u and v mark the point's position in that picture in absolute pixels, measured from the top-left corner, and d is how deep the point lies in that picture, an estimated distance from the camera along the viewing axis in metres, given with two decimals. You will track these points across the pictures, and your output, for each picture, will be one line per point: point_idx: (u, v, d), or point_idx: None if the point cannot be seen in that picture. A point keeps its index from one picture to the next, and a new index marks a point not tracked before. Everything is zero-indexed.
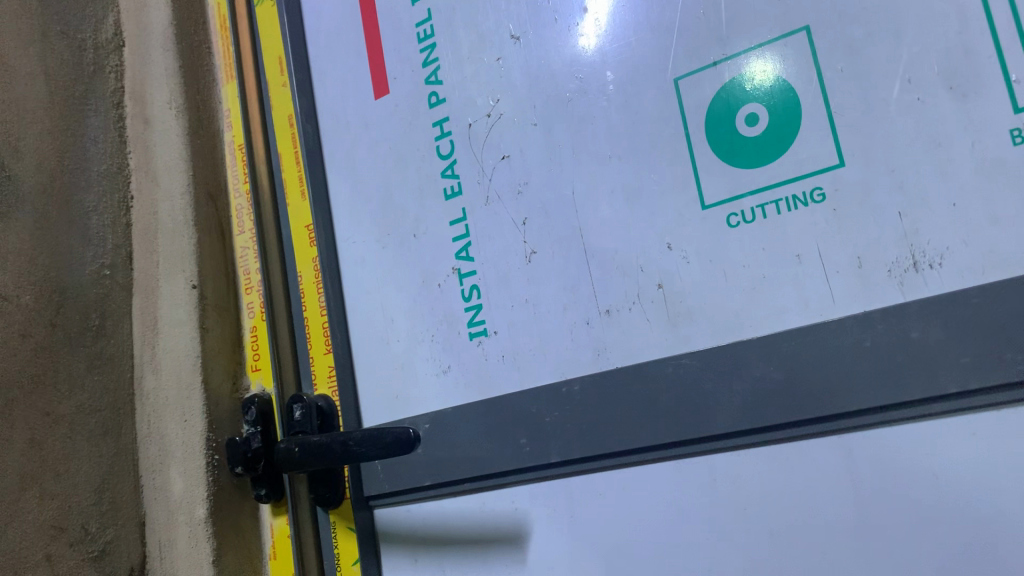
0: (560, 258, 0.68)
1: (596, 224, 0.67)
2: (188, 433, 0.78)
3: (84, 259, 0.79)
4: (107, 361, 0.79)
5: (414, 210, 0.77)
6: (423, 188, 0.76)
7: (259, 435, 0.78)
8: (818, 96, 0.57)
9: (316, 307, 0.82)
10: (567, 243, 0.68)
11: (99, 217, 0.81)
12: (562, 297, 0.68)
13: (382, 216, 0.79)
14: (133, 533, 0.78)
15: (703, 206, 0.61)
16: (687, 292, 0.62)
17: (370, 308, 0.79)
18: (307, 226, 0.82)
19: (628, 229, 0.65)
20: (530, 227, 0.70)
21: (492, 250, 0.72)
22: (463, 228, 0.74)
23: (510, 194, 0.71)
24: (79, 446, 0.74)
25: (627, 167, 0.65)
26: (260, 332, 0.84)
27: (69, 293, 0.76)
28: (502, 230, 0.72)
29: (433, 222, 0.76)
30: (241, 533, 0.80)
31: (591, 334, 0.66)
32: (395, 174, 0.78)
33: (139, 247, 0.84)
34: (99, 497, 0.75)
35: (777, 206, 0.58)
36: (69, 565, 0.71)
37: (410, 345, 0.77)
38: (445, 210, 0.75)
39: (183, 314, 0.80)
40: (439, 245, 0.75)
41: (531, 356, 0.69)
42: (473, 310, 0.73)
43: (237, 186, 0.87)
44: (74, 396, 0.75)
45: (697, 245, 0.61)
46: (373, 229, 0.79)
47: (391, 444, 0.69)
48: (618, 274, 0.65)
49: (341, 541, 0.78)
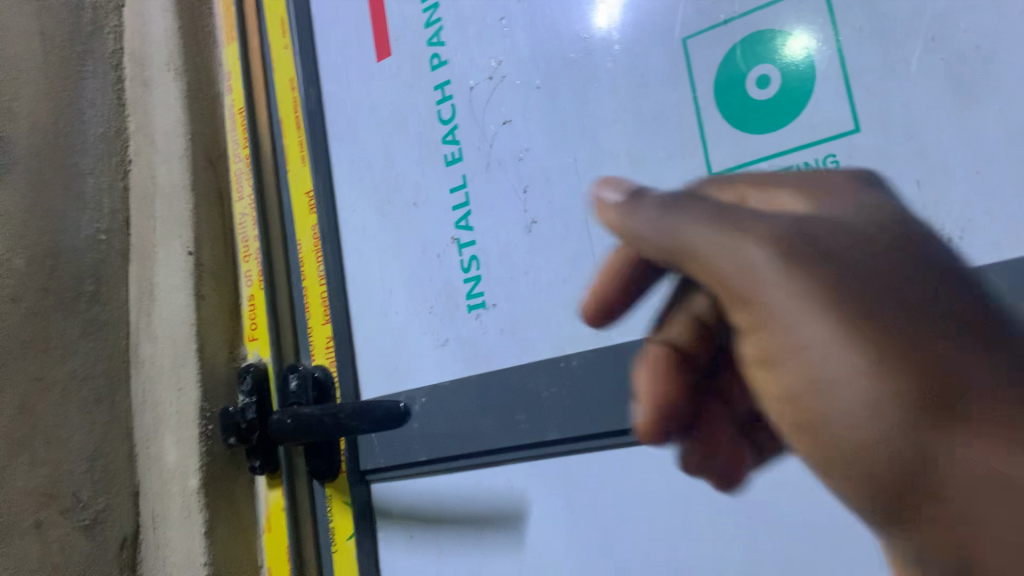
0: (560, 226, 0.65)
1: None
2: (182, 401, 0.76)
3: (78, 224, 0.77)
4: (102, 328, 0.78)
5: (415, 176, 0.74)
6: (424, 153, 0.74)
7: (254, 406, 0.76)
8: (833, 57, 0.53)
9: (315, 275, 0.80)
10: (569, 211, 0.65)
11: (95, 180, 0.79)
12: (562, 268, 0.65)
13: (383, 183, 0.76)
14: (126, 503, 0.77)
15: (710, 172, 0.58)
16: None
17: (369, 278, 0.77)
18: (308, 194, 0.80)
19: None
20: (532, 194, 0.67)
21: (492, 219, 0.69)
22: (463, 196, 0.71)
23: (511, 160, 0.68)
24: (70, 414, 0.73)
25: (633, 132, 0.62)
26: (257, 301, 0.81)
27: (63, 257, 0.75)
28: (503, 197, 0.69)
29: (434, 190, 0.73)
30: (235, 504, 0.78)
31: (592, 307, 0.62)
32: (397, 139, 0.76)
33: (136, 212, 0.82)
34: (92, 465, 0.74)
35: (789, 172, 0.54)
36: (60, 533, 0.70)
37: (409, 317, 0.74)
38: (445, 176, 0.72)
39: (180, 280, 0.78)
40: (439, 213, 0.72)
41: (530, 328, 0.66)
42: (472, 282, 0.70)
43: (237, 150, 0.84)
44: (68, 362, 0.74)
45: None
46: (373, 197, 0.77)
47: (381, 418, 0.70)
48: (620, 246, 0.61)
49: (336, 516, 0.76)
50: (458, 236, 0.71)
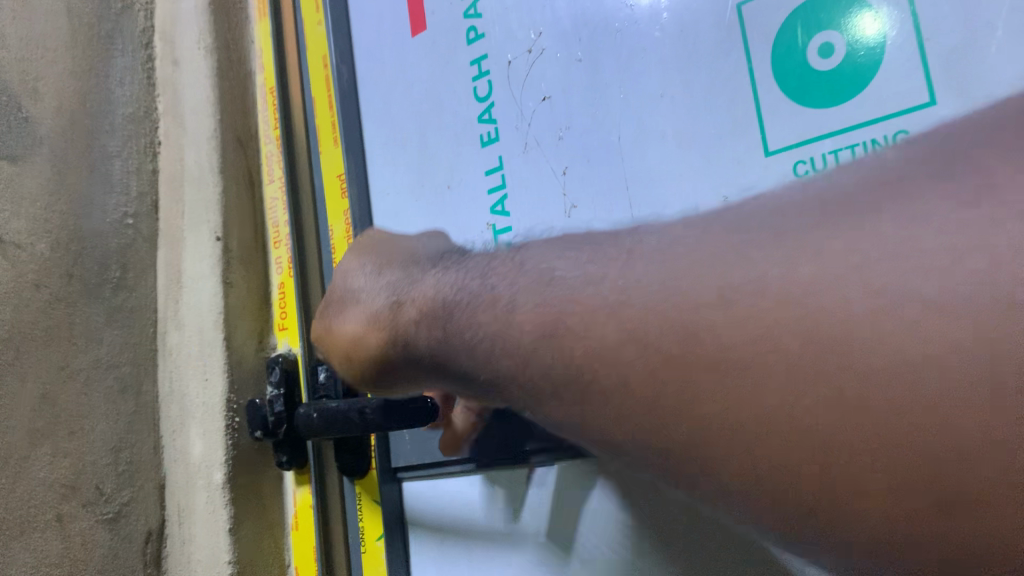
0: (603, 213, 0.60)
1: (643, 172, 0.58)
2: (208, 393, 0.73)
3: (105, 207, 0.75)
4: (129, 315, 0.75)
5: (449, 157, 0.70)
6: (459, 134, 0.69)
7: (282, 398, 0.72)
8: (907, 18, 0.47)
9: None
10: (612, 193, 0.60)
11: (123, 162, 0.77)
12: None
13: (416, 165, 0.72)
14: (151, 496, 0.75)
15: (766, 152, 0.53)
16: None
17: None
18: (340, 176, 0.76)
19: (680, 181, 0.56)
20: (572, 176, 0.62)
21: (530, 204, 0.64)
22: (499, 178, 0.66)
23: (550, 140, 0.64)
24: (95, 403, 0.71)
25: (682, 108, 0.56)
26: (287, 289, 0.78)
27: (89, 242, 0.73)
28: (542, 180, 0.64)
29: (469, 171, 0.69)
30: (262, 501, 0.75)
31: None
32: (431, 119, 0.71)
33: (165, 196, 0.79)
34: (116, 457, 0.72)
35: (854, 151, 0.49)
36: (82, 527, 0.68)
37: None
38: (481, 158, 0.68)
39: (206, 268, 0.75)
40: (475, 197, 0.68)
41: None
42: None
43: (269, 132, 0.80)
44: (92, 350, 0.71)
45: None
46: (407, 181, 0.73)
47: (409, 412, 0.61)
48: None
49: (366, 514, 0.73)
50: (495, 222, 0.67)
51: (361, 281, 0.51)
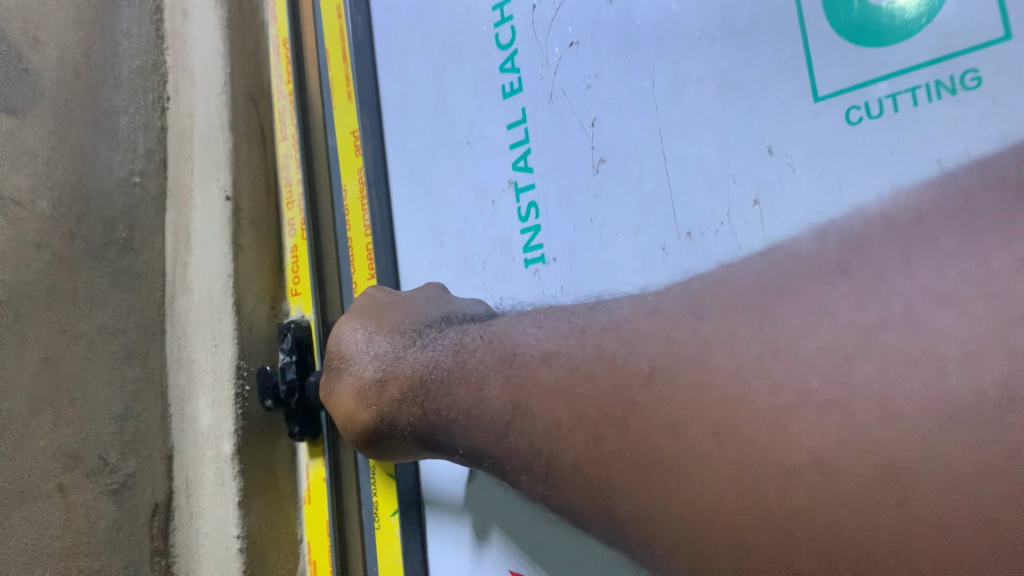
0: (633, 169, 0.54)
1: (678, 122, 0.52)
2: (217, 360, 0.70)
3: (111, 164, 0.71)
4: (135, 278, 0.71)
5: (469, 111, 0.65)
6: (480, 85, 0.64)
7: (294, 366, 0.69)
8: None
9: (360, 225, 0.71)
10: (644, 146, 0.54)
11: (130, 118, 0.73)
12: (635, 215, 0.54)
13: (434, 120, 0.67)
14: (159, 468, 0.71)
15: (815, 98, 0.45)
16: (790, 199, 0.46)
17: (418, 228, 0.68)
18: (354, 134, 0.72)
19: (717, 131, 0.50)
20: (600, 129, 0.57)
21: (556, 159, 0.59)
22: (523, 133, 0.61)
23: (577, 90, 0.58)
24: (99, 369, 0.67)
25: (722, 50, 0.50)
26: (300, 252, 0.74)
27: (93, 200, 0.69)
28: (568, 133, 0.58)
29: (490, 126, 0.64)
30: (273, 475, 0.71)
31: (668, 262, 0.52)
32: (451, 71, 0.66)
33: (174, 154, 0.76)
34: (121, 426, 0.68)
35: (913, 95, 0.41)
36: (85, 498, 0.65)
37: (460, 273, 0.66)
38: (503, 111, 0.63)
39: (216, 228, 0.71)
40: (496, 154, 0.63)
41: (594, 284, 0.56)
42: (530, 232, 0.61)
43: (281, 87, 0.77)
44: (96, 314, 0.68)
45: (805, 146, 0.46)
46: (423, 136, 0.68)
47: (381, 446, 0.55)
48: (703, 187, 0.50)
49: (381, 488, 0.66)
50: (516, 178, 0.62)
51: (353, 344, 0.56)
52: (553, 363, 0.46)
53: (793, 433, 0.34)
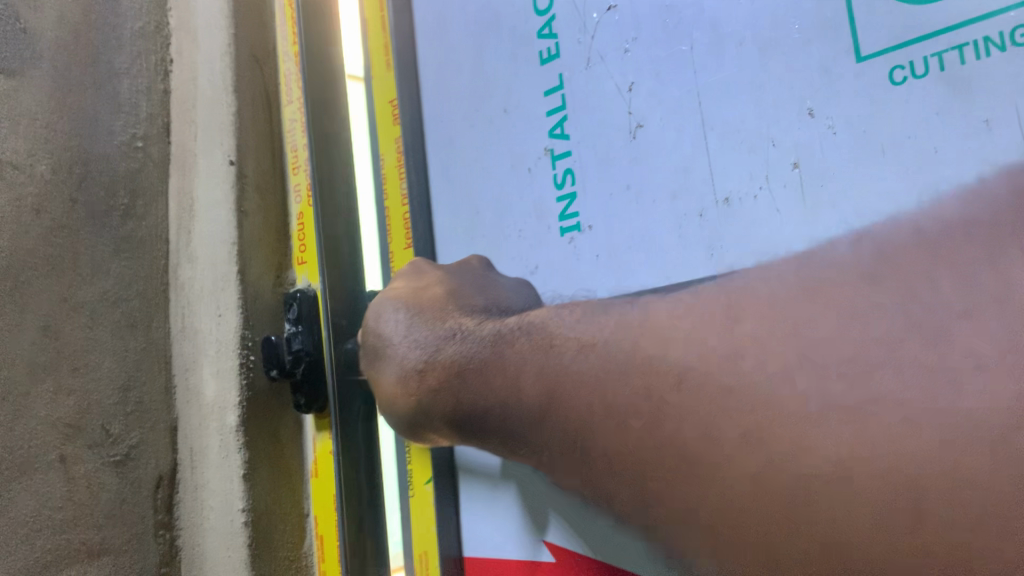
0: (672, 132, 0.52)
1: (719, 86, 0.50)
2: (223, 329, 0.68)
3: (111, 129, 0.69)
4: (136, 245, 0.69)
5: (506, 79, 0.64)
6: (517, 52, 0.63)
7: (301, 335, 0.68)
8: None
9: (397, 193, 0.73)
10: (684, 111, 0.52)
11: (131, 81, 0.71)
12: (671, 181, 0.52)
13: (472, 87, 0.67)
14: (163, 440, 0.70)
15: (858, 59, 0.43)
16: (830, 161, 0.44)
17: (456, 195, 0.69)
18: (392, 102, 0.73)
19: (758, 93, 0.48)
20: (638, 93, 0.54)
21: (592, 126, 0.58)
22: (559, 99, 0.60)
23: (615, 54, 0.56)
24: (99, 338, 0.66)
25: (763, 10, 0.47)
26: (307, 218, 0.72)
27: (93, 165, 0.67)
28: (606, 98, 0.56)
29: (526, 92, 0.62)
30: (279, 447, 0.70)
31: (705, 228, 0.50)
32: (488, 38, 0.66)
33: (176, 116, 0.73)
34: (124, 397, 0.67)
35: (960, 53, 0.39)
36: (86, 470, 0.63)
37: (495, 241, 0.65)
38: (539, 77, 0.61)
39: (220, 194, 0.69)
40: (532, 121, 0.62)
41: (630, 253, 0.55)
42: (565, 200, 0.60)
43: (286, 48, 0.75)
44: (98, 282, 0.66)
45: (852, 108, 0.43)
46: (460, 103, 0.68)
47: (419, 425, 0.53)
48: (744, 151, 0.48)
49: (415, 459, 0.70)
50: (553, 146, 0.61)
51: (392, 327, 0.53)
52: (580, 356, 0.42)
53: (807, 449, 0.31)
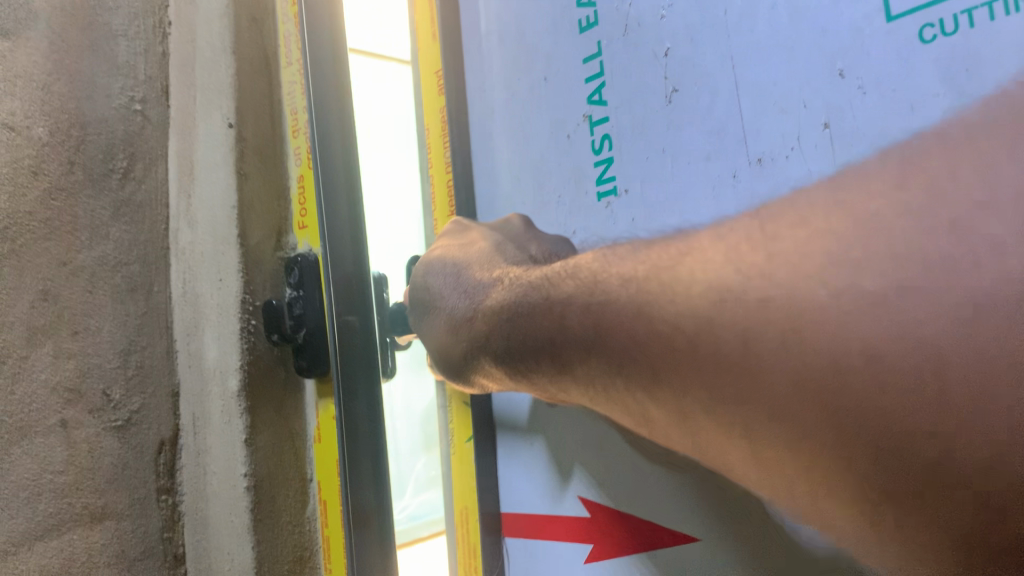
0: (706, 97, 0.54)
1: (751, 49, 0.51)
2: (223, 294, 0.68)
3: (109, 91, 0.68)
4: (136, 209, 0.69)
5: (546, 48, 0.70)
6: (558, 20, 0.67)
7: (301, 301, 0.68)
8: None
9: (441, 160, 0.81)
10: (715, 76, 0.54)
11: (129, 43, 0.70)
12: (706, 143, 0.54)
13: (517, 57, 0.73)
14: (164, 406, 0.69)
15: (888, 18, 0.43)
16: (774, 141, 0.50)
17: (499, 157, 0.77)
18: (437, 75, 0.81)
19: (789, 55, 0.49)
20: (673, 60, 0.57)
21: (629, 93, 0.61)
22: (597, 67, 0.64)
23: (652, 20, 0.58)
24: (101, 303, 0.65)
25: None
26: (306, 182, 0.71)
27: (91, 127, 0.66)
28: (643, 65, 0.59)
29: (568, 58, 0.67)
30: (282, 410, 0.69)
31: (739, 188, 0.52)
32: (529, 11, 0.72)
33: (176, 79, 0.72)
34: (125, 361, 0.66)
35: (990, 9, 0.39)
36: (87, 435, 0.63)
37: (537, 204, 0.72)
38: (580, 44, 0.66)
39: (220, 157, 0.68)
40: (572, 88, 0.67)
41: (662, 212, 0.58)
42: (603, 164, 0.64)
43: (285, 8, 0.72)
44: (97, 246, 0.65)
45: (876, 68, 0.44)
46: (503, 74, 0.76)
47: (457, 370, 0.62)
48: (775, 111, 0.50)
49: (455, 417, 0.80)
50: (592, 112, 0.65)
51: (442, 280, 0.61)
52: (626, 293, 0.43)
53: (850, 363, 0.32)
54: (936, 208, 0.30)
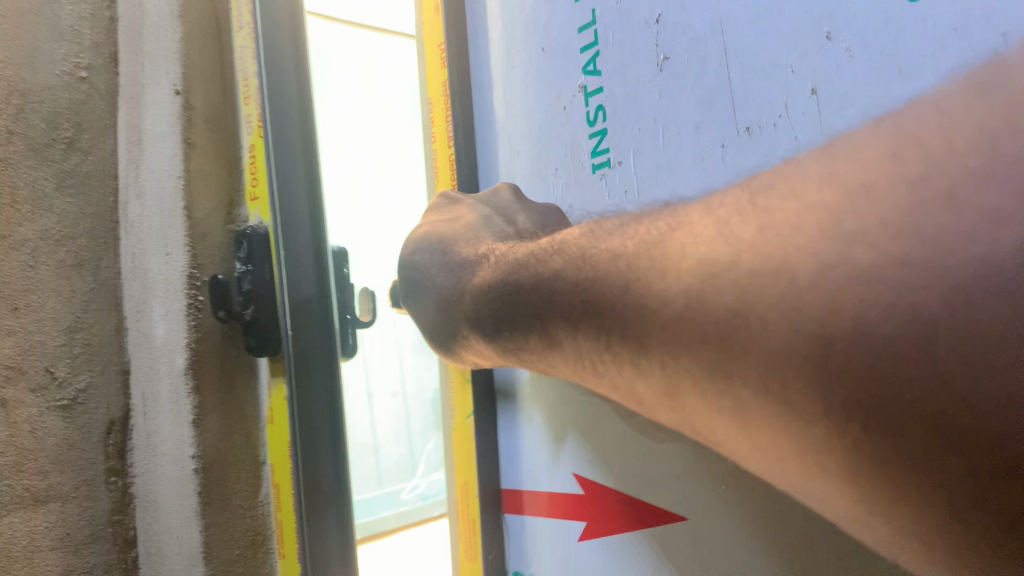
0: (695, 67, 0.49)
1: (738, 10, 0.46)
2: (170, 267, 0.66)
3: (52, 58, 0.64)
4: (83, 181, 0.66)
5: (542, 15, 0.64)
6: None
7: (249, 276, 0.66)
8: None
9: (443, 130, 0.75)
10: (706, 41, 0.48)
11: (72, 8, 0.66)
12: (695, 112, 0.49)
13: (521, 21, 0.66)
14: (113, 384, 0.67)
15: None
16: (759, 116, 0.45)
17: (501, 132, 0.71)
18: (439, 46, 0.75)
19: (776, 17, 0.44)
20: (666, 25, 0.51)
21: (621, 62, 0.55)
22: (592, 35, 0.58)
23: None
24: (44, 278, 0.62)
25: None
26: (256, 152, 0.68)
27: (32, 96, 0.62)
28: (635, 31, 0.54)
29: (565, 28, 0.61)
30: (232, 389, 0.67)
31: (727, 160, 0.47)
32: None
33: (124, 46, 0.69)
34: (71, 339, 0.64)
35: None
36: (30, 414, 0.59)
37: (534, 177, 0.66)
38: (574, 11, 0.60)
39: (166, 125, 0.66)
40: (569, 58, 0.61)
41: (653, 184, 0.53)
42: (597, 137, 0.59)
43: None
44: (39, 219, 0.62)
45: (870, 25, 0.39)
46: (503, 45, 0.69)
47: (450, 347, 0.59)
48: (765, 79, 0.45)
49: (457, 393, 0.75)
50: (587, 83, 0.59)
51: (429, 258, 0.58)
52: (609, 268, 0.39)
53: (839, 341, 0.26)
54: (931, 171, 0.25)
